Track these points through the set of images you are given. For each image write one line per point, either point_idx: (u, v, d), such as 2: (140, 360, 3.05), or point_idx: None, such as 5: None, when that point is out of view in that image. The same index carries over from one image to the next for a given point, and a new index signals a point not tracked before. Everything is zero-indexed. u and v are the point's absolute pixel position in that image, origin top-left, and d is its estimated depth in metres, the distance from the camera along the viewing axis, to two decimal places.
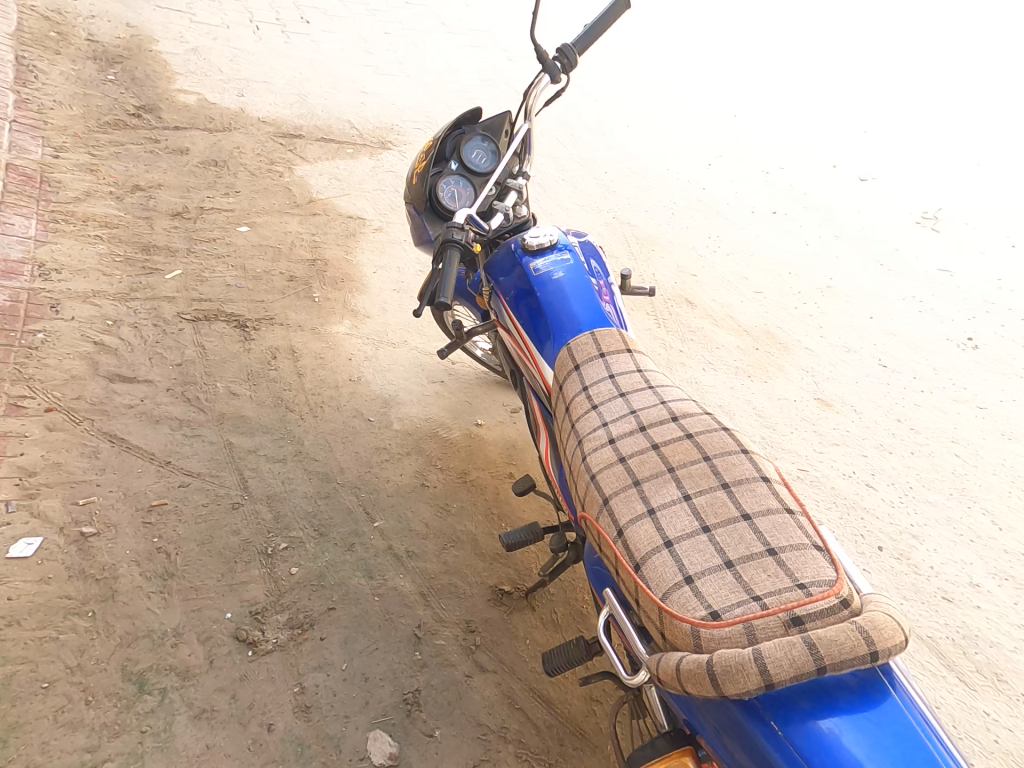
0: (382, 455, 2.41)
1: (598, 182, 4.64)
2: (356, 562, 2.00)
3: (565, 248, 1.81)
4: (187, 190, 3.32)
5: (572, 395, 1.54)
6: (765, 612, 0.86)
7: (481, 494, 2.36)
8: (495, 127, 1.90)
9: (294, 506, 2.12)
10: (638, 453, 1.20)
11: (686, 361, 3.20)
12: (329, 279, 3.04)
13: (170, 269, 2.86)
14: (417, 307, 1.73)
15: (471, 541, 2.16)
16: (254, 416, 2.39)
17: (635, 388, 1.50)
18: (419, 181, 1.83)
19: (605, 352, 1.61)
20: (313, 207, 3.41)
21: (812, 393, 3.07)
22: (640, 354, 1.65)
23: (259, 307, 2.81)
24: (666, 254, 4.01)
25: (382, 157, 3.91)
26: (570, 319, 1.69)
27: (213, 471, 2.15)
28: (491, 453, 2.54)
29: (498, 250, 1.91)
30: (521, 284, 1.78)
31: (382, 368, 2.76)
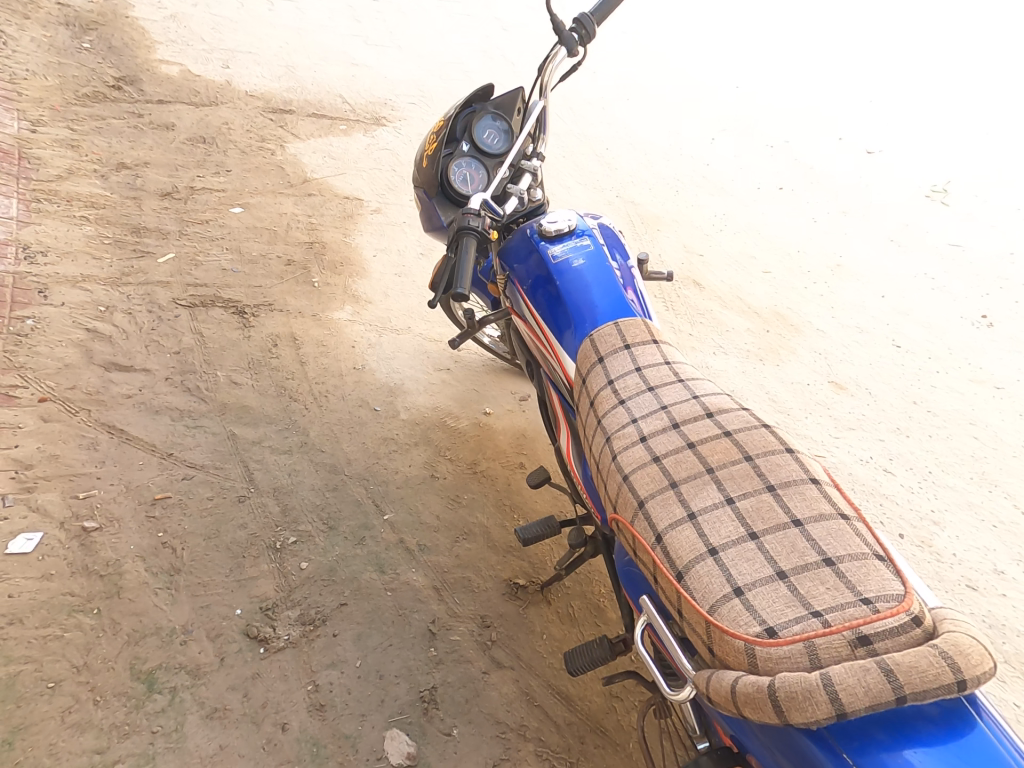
0: (390, 446, 2.37)
1: (600, 158, 4.56)
2: (368, 556, 1.98)
3: (584, 234, 1.74)
4: (176, 168, 3.19)
5: (596, 389, 1.50)
6: (828, 631, 0.85)
7: (492, 486, 2.33)
8: (507, 106, 1.80)
9: (301, 500, 2.08)
10: (673, 454, 1.23)
11: (696, 345, 3.21)
12: (328, 263, 2.95)
13: (162, 252, 2.76)
14: (433, 298, 1.66)
15: (484, 533, 2.14)
16: (257, 407, 2.33)
17: (664, 382, 1.46)
18: (429, 164, 1.73)
19: (630, 343, 1.56)
20: (309, 187, 3.29)
21: (826, 375, 3.09)
22: (666, 345, 1.60)
23: (257, 292, 2.72)
24: (672, 233, 3.96)
25: (377, 133, 3.77)
26: (590, 309, 1.64)
27: (217, 463, 2.10)
28: (500, 443, 2.50)
29: (512, 236, 1.84)
30: (539, 271, 1.71)
31: (387, 356, 2.69)
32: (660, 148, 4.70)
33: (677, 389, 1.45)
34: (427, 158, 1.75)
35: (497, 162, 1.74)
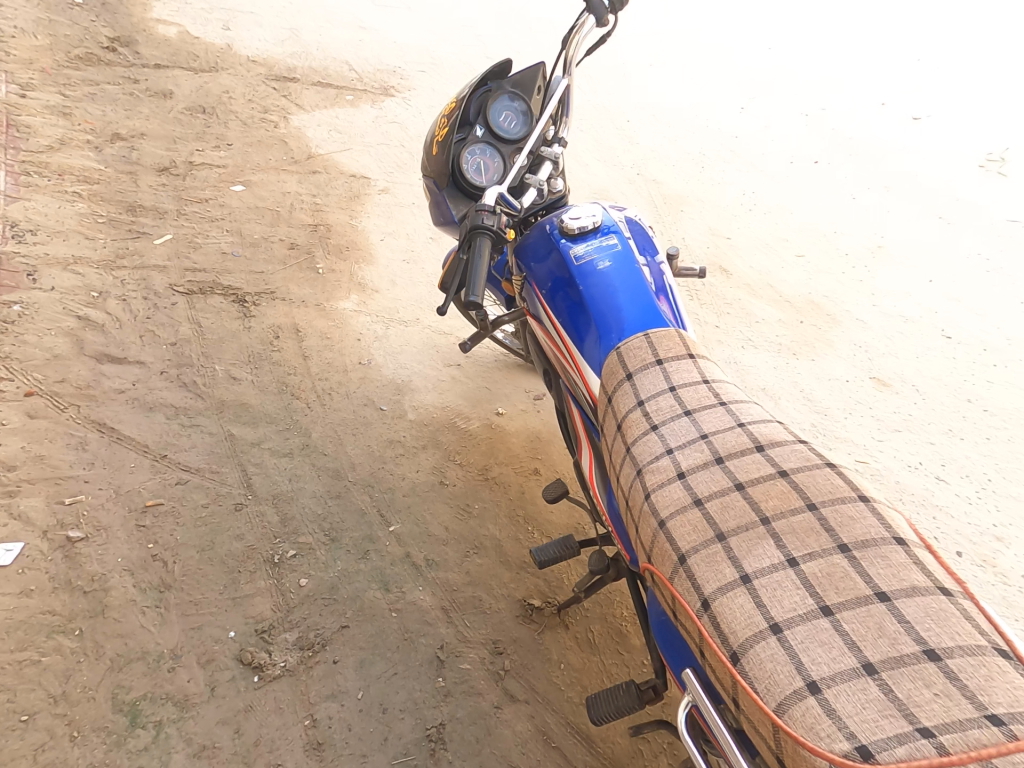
0: (396, 449, 2.25)
1: (619, 131, 4.34)
2: (372, 572, 1.87)
3: (611, 232, 1.57)
4: (174, 141, 3.00)
5: (624, 410, 1.36)
6: (946, 761, 0.71)
7: (504, 494, 2.20)
8: (526, 83, 1.55)
9: (302, 508, 1.97)
10: (719, 497, 1.13)
11: (723, 337, 3.06)
12: (333, 247, 2.78)
13: (159, 232, 2.60)
14: (442, 306, 1.41)
15: (496, 548, 2.02)
16: (257, 404, 2.21)
17: (702, 405, 1.31)
18: (438, 150, 1.49)
19: (663, 358, 1.40)
20: (313, 163, 3.09)
21: (867, 370, 2.98)
22: (704, 359, 1.43)
23: (258, 279, 2.56)
24: (694, 216, 3.78)
25: (384, 104, 3.54)
26: (615, 318, 1.47)
27: (213, 466, 1.98)
28: (514, 446, 2.36)
29: (530, 233, 1.67)
30: (559, 272, 1.55)
31: (393, 350, 2.54)
32: (684, 121, 4.45)
33: (716, 411, 1.30)
34: (436, 142, 1.50)
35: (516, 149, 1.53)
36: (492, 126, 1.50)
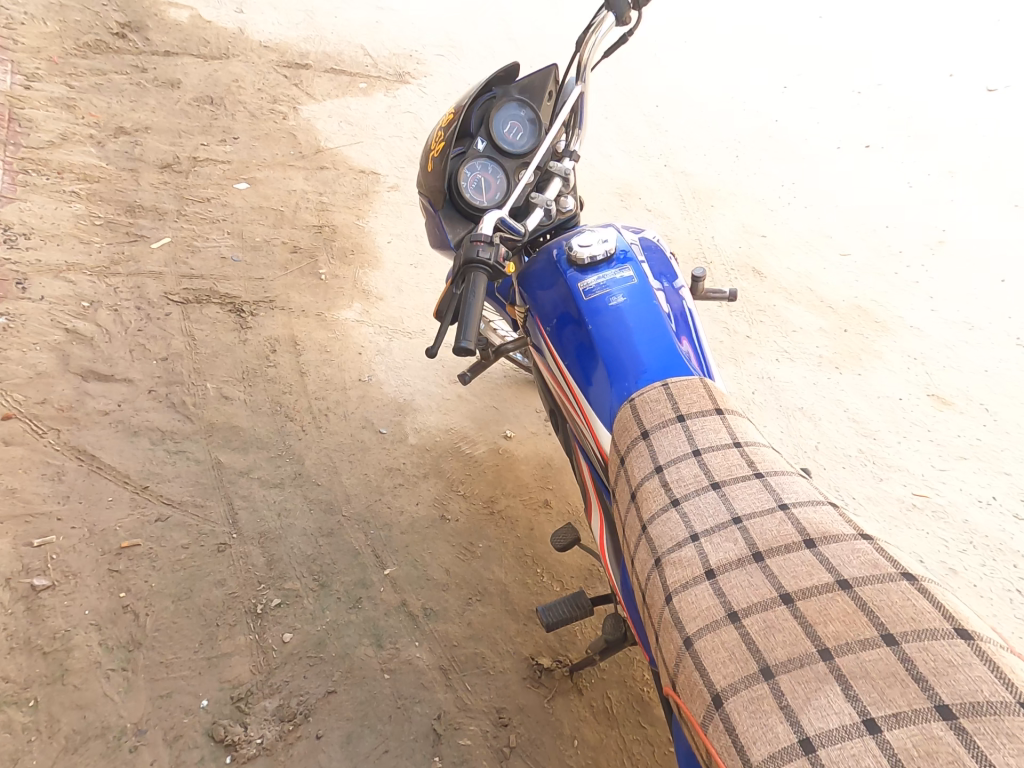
0: (395, 478, 2.07)
1: (645, 116, 4.00)
2: (365, 624, 1.71)
3: (627, 261, 1.32)
4: (178, 135, 2.83)
5: (638, 478, 1.11)
6: None
7: (512, 532, 2.02)
8: (534, 87, 1.36)
9: (291, 549, 1.81)
10: (761, 615, 0.88)
11: (755, 351, 2.94)
12: (338, 250, 2.58)
13: (157, 235, 2.44)
14: (431, 347, 1.14)
15: (500, 594, 1.87)
16: (248, 427, 2.05)
17: (734, 477, 1.05)
18: (433, 166, 1.29)
19: (684, 414, 1.14)
20: (321, 158, 2.89)
21: (925, 387, 2.79)
22: (733, 413, 1.17)
23: (257, 286, 2.38)
24: (726, 211, 3.49)
25: (398, 91, 3.30)
26: (630, 363, 1.22)
27: (197, 500, 1.83)
28: (523, 475, 2.17)
29: (534, 258, 1.44)
30: (566, 307, 1.31)
31: (396, 365, 2.34)
32: (718, 101, 4.10)
33: (752, 487, 1.04)
34: (431, 156, 1.29)
35: (522, 164, 1.32)
36: (496, 138, 1.29)
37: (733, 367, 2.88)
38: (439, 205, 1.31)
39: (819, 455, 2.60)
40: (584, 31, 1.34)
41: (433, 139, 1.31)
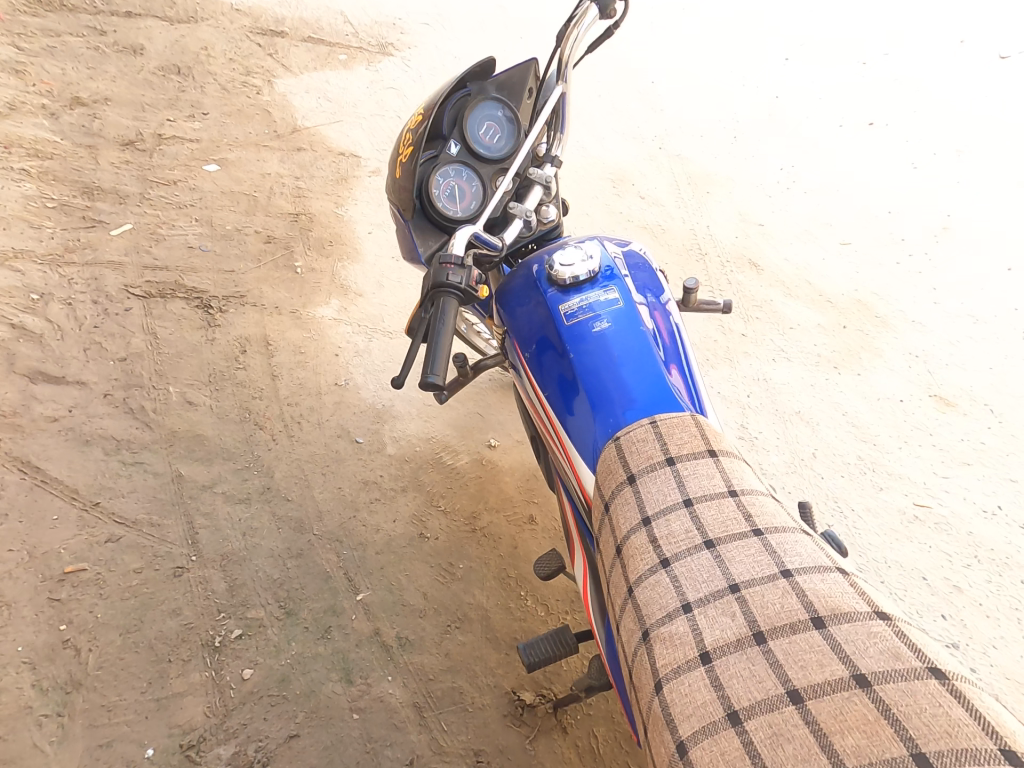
0: (371, 492, 1.95)
1: (640, 96, 3.81)
2: (334, 657, 1.58)
3: (612, 281, 1.25)
4: (141, 109, 2.62)
5: (626, 532, 1.03)
6: None
7: (494, 551, 1.91)
8: (510, 86, 1.28)
9: (257, 573, 1.68)
10: (764, 716, 0.75)
11: (751, 351, 2.81)
12: (315, 240, 2.40)
13: (117, 222, 2.25)
14: (399, 373, 1.14)
15: (481, 619, 1.75)
16: (214, 436, 1.90)
17: (729, 535, 0.97)
18: (402, 172, 1.20)
19: (674, 457, 1.08)
20: (298, 139, 2.69)
21: (927, 387, 2.67)
22: (729, 458, 1.10)
23: (227, 280, 2.21)
24: (724, 198, 3.33)
25: (381, 67, 3.09)
26: (617, 393, 1.16)
27: (153, 518, 1.68)
28: (506, 488, 2.05)
29: (515, 275, 1.37)
30: (548, 330, 1.24)
31: (375, 367, 2.19)
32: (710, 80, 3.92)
33: (750, 549, 0.95)
34: (399, 161, 1.21)
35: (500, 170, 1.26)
36: (470, 140, 1.22)
37: (727, 369, 2.77)
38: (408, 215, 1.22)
39: (816, 463, 2.49)
40: (567, 22, 1.25)
41: (400, 143, 1.23)
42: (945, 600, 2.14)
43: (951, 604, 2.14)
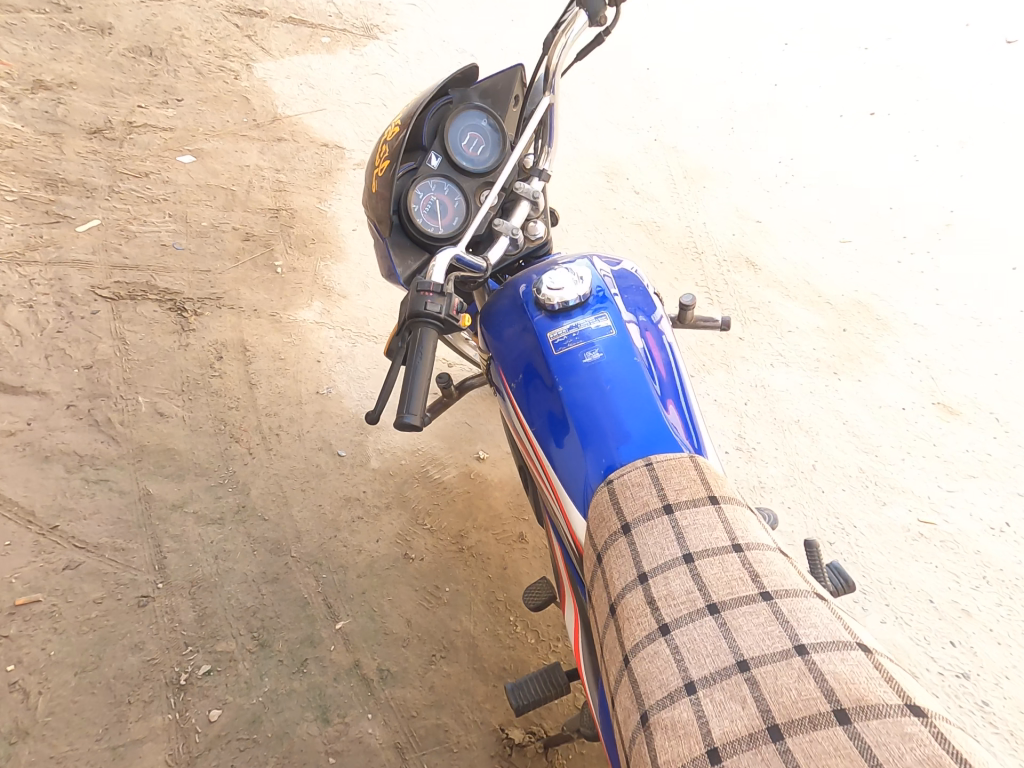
0: (354, 510, 1.84)
1: (635, 83, 3.65)
2: (309, 694, 1.49)
3: (603, 307, 1.19)
4: (109, 93, 2.46)
5: (620, 593, 0.94)
6: None
7: (482, 572, 1.80)
8: (495, 93, 1.24)
9: (230, 601, 1.58)
10: None
11: (749, 356, 2.68)
12: (296, 237, 2.26)
13: (84, 217, 2.11)
14: (373, 410, 1.04)
15: (468, 648, 1.65)
16: (187, 451, 1.79)
17: (735, 599, 0.88)
18: (379, 186, 1.14)
19: (672, 504, 0.99)
20: (278, 127, 2.54)
21: (930, 394, 2.56)
22: (732, 504, 1.02)
23: (203, 280, 2.07)
24: (721, 192, 3.17)
25: (365, 50, 2.93)
26: (609, 427, 1.10)
27: (118, 543, 1.58)
28: (497, 504, 1.93)
29: (502, 299, 1.30)
30: (536, 359, 1.18)
31: (359, 374, 2.07)
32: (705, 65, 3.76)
33: (758, 617, 0.84)
34: (375, 174, 1.15)
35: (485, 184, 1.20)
36: (451, 152, 1.17)
37: (724, 375, 2.65)
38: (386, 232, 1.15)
39: (816, 475, 2.39)
40: (554, 28, 1.20)
41: (375, 157, 1.17)
42: (953, 625, 2.04)
43: (960, 629, 2.04)
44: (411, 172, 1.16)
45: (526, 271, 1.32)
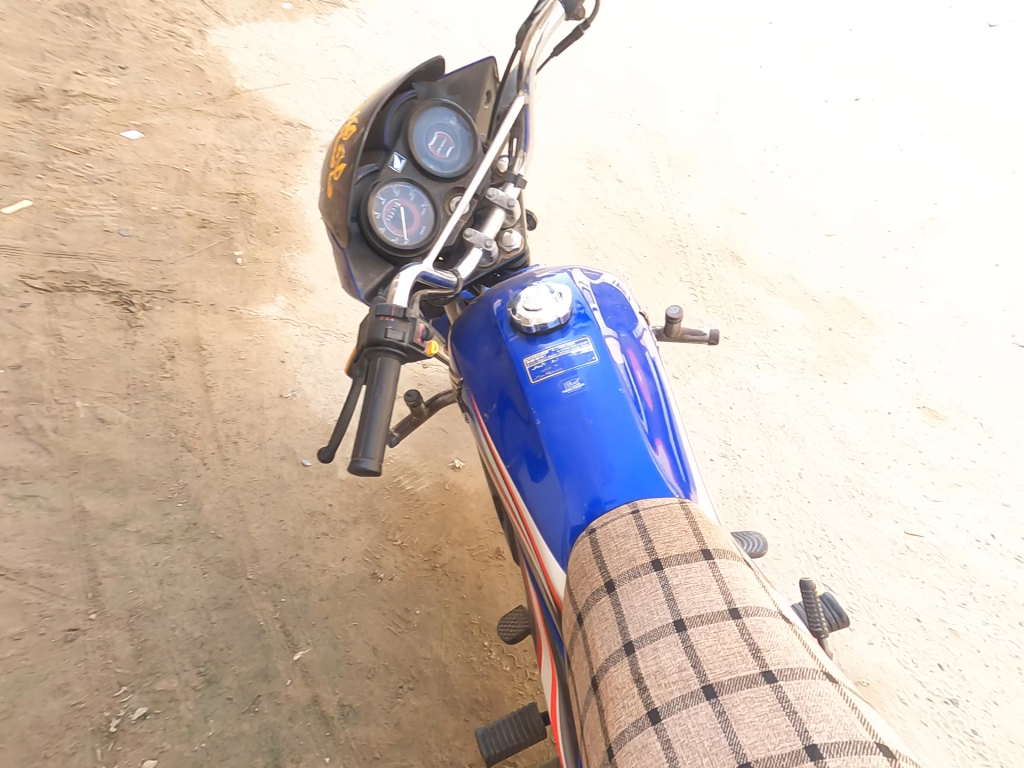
0: (319, 526, 1.70)
1: (618, 62, 3.48)
2: (261, 735, 1.38)
3: (585, 329, 1.08)
4: (41, 57, 2.23)
5: (604, 667, 0.83)
6: None
7: (456, 593, 1.68)
8: (464, 91, 1.16)
9: (177, 630, 1.46)
10: None
11: (733, 356, 2.58)
12: (257, 224, 2.07)
13: (14, 197, 1.89)
14: (327, 450, 0.92)
15: (438, 678, 1.53)
16: (132, 462, 1.63)
17: (734, 680, 0.76)
18: (337, 190, 1.06)
19: (661, 560, 0.89)
20: (236, 103, 2.33)
21: (915, 397, 2.47)
22: (728, 558, 0.91)
23: (154, 271, 1.89)
24: (703, 182, 3.04)
25: (332, 18, 2.70)
26: (594, 465, 1.00)
27: (45, 568, 1.45)
28: (473, 517, 1.80)
29: (473, 317, 1.17)
30: (512, 388, 1.06)
31: (327, 375, 1.91)
32: (688, 45, 3.58)
33: (762, 705, 0.73)
34: (332, 178, 1.07)
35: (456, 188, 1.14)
36: (415, 153, 1.10)
37: (709, 376, 2.55)
38: (346, 240, 1.08)
39: (801, 484, 2.30)
40: (529, 20, 1.12)
41: (332, 158, 1.09)
42: (940, 647, 1.98)
43: (947, 651, 1.97)
44: (372, 176, 1.08)
45: (502, 285, 1.19)
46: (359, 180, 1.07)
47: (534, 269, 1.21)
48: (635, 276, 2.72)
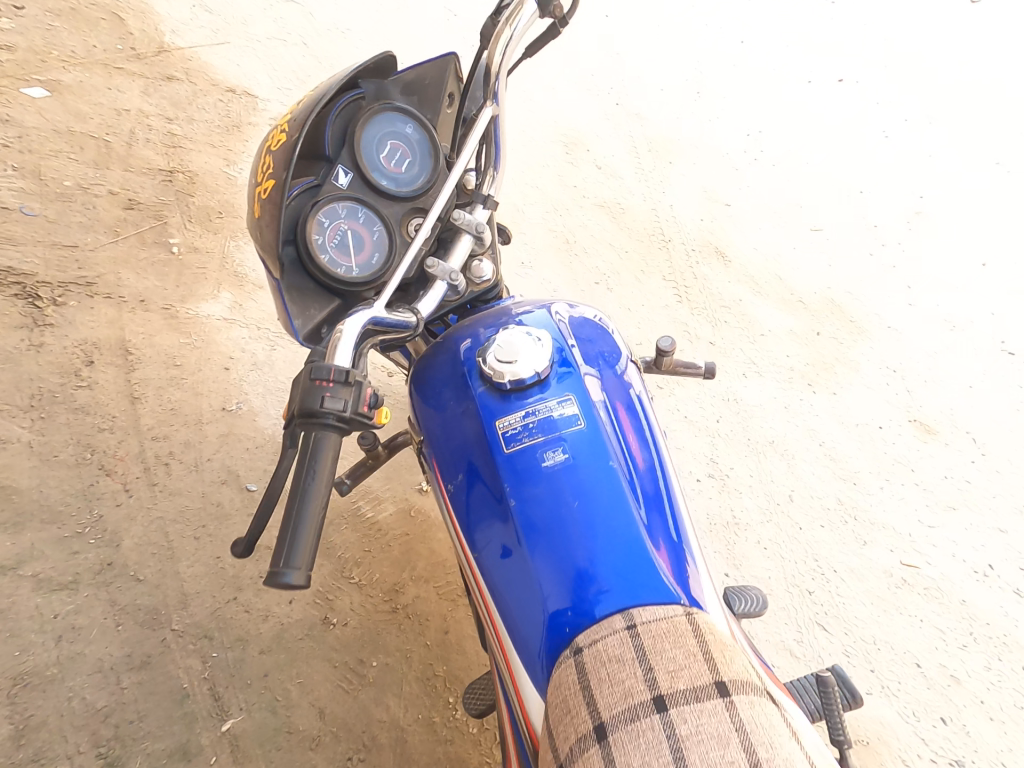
0: (263, 561, 1.48)
1: (592, 33, 3.20)
2: None
3: (569, 386, 0.93)
4: None
5: None
6: None
7: (419, 639, 1.47)
8: (419, 89, 0.97)
9: (73, 701, 1.26)
10: None
11: (719, 364, 2.37)
12: (195, 207, 1.79)
13: None
14: (242, 543, 0.74)
15: (394, 746, 1.33)
16: (32, 488, 1.41)
17: None
18: (265, 211, 0.86)
19: (666, 697, 0.68)
20: (167, 63, 2.03)
21: (905, 410, 2.30)
22: (756, 694, 0.69)
23: (69, 259, 1.64)
24: (684, 169, 2.80)
25: None
26: (577, 553, 0.83)
27: None
28: (442, 549, 1.58)
29: (440, 368, 1.00)
30: (483, 456, 0.90)
31: (276, 383, 1.66)
32: (667, 15, 3.29)
33: None
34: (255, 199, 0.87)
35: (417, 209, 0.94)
36: (363, 164, 0.91)
37: (694, 386, 2.35)
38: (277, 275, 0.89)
39: (792, 508, 2.12)
40: (498, 15, 0.95)
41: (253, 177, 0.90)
42: (942, 697, 1.82)
43: (950, 702, 1.81)
44: (308, 193, 0.89)
45: (473, 328, 1.03)
46: (292, 201, 0.87)
47: (511, 309, 1.05)
48: (615, 274, 2.51)
